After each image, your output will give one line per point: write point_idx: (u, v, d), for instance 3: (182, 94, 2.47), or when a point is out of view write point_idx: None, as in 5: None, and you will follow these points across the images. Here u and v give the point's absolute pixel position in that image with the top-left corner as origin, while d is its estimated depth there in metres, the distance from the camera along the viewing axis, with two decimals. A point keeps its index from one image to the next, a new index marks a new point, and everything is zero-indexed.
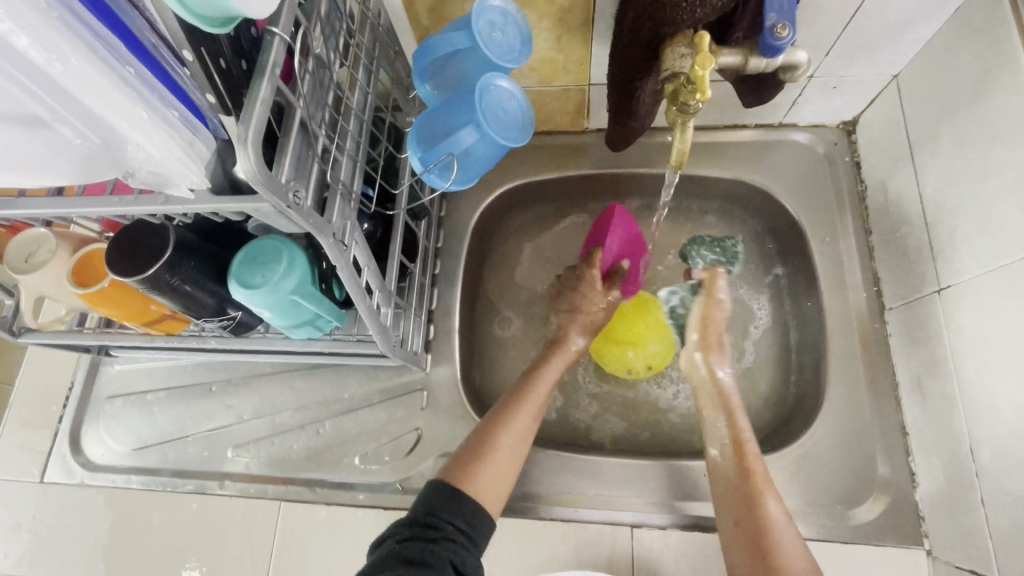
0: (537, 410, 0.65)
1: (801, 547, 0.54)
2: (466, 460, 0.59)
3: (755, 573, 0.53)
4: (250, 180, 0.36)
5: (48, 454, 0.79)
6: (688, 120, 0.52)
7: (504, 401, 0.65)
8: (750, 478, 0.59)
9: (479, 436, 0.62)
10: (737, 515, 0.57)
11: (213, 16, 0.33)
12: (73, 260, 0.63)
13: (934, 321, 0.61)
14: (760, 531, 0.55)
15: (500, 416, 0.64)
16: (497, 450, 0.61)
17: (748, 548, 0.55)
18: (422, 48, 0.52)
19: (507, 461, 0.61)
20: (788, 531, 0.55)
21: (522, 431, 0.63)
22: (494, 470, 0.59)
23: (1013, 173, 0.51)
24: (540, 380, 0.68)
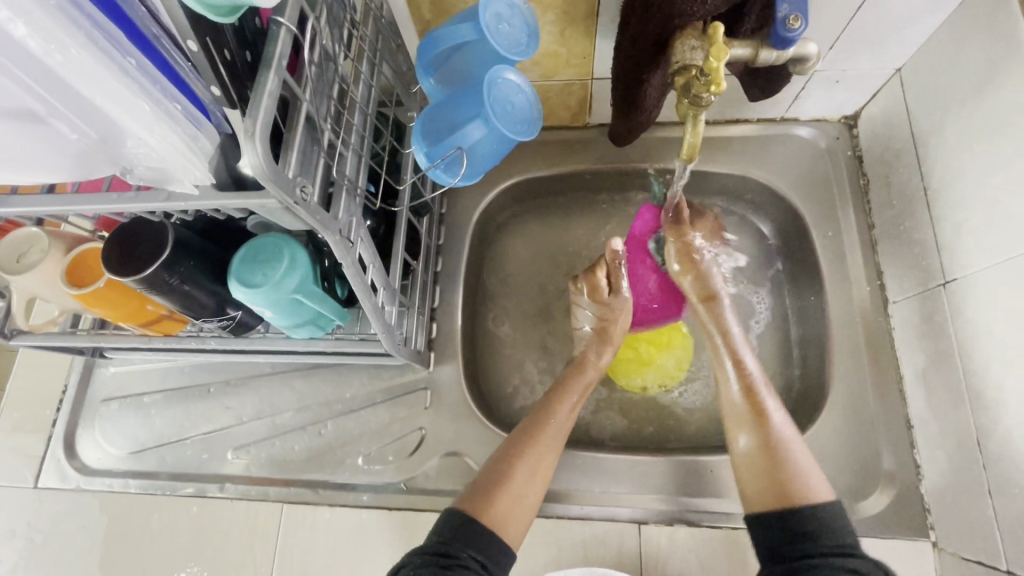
0: (558, 438, 0.64)
1: (815, 468, 0.57)
2: (485, 493, 0.58)
3: (775, 491, 0.56)
4: (257, 175, 0.35)
5: (42, 459, 0.77)
6: (700, 113, 0.52)
7: (524, 426, 0.64)
8: (757, 399, 0.62)
9: (497, 467, 0.61)
10: (751, 435, 0.60)
11: (219, 5, 0.32)
12: (67, 260, 0.61)
13: (939, 314, 0.62)
14: (773, 449, 0.58)
15: (520, 442, 0.63)
16: (517, 481, 0.59)
17: (761, 465, 0.58)
18: (427, 41, 0.51)
19: (527, 492, 0.60)
20: (799, 451, 0.58)
21: (545, 459, 0.62)
22: (514, 501, 0.58)
23: (1020, 165, 0.51)
24: (560, 404, 0.67)
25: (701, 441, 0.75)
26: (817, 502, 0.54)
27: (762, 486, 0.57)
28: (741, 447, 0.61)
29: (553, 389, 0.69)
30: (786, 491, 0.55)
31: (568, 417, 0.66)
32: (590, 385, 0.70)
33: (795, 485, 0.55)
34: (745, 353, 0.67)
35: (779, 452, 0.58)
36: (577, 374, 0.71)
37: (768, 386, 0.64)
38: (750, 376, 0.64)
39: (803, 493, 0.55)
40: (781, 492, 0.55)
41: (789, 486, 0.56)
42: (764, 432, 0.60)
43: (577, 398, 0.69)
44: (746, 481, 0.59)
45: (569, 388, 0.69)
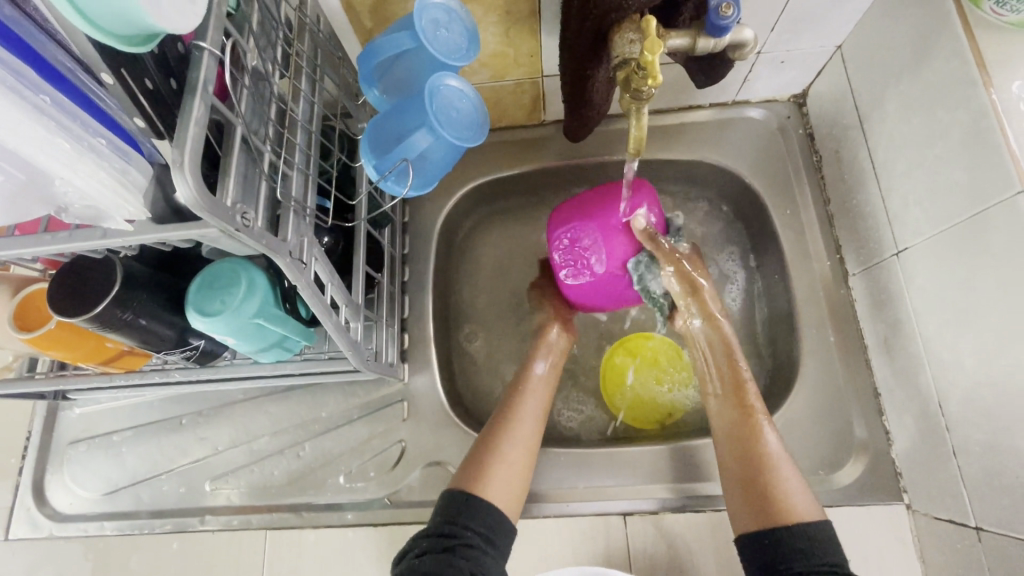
0: (535, 411, 0.67)
1: (800, 478, 0.58)
2: (477, 469, 0.61)
3: (753, 504, 0.57)
4: (192, 205, 0.34)
5: (11, 510, 0.74)
6: (642, 106, 0.52)
7: (505, 403, 0.67)
8: (750, 419, 0.62)
9: (485, 443, 0.63)
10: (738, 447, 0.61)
11: (135, 35, 0.31)
12: (14, 304, 0.59)
13: (894, 282, 0.63)
14: (764, 466, 0.59)
15: (503, 419, 0.65)
16: (503, 453, 0.62)
17: (750, 482, 0.59)
18: (365, 52, 0.50)
19: (516, 466, 0.62)
20: (784, 462, 0.59)
21: (527, 427, 0.65)
22: (505, 473, 0.61)
23: (957, 134, 0.52)
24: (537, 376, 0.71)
25: (681, 426, 0.76)
26: (800, 518, 0.54)
27: (743, 493, 0.58)
28: (729, 462, 0.61)
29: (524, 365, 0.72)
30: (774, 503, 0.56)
31: (543, 385, 0.70)
32: (557, 351, 0.73)
33: (787, 496, 0.56)
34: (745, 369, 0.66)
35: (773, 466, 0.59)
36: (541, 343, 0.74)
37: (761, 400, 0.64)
38: (746, 390, 0.64)
39: (789, 508, 0.55)
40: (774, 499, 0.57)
41: (775, 500, 0.56)
42: (755, 450, 0.60)
43: (547, 369, 0.72)
44: (732, 490, 0.60)
45: (540, 358, 0.72)
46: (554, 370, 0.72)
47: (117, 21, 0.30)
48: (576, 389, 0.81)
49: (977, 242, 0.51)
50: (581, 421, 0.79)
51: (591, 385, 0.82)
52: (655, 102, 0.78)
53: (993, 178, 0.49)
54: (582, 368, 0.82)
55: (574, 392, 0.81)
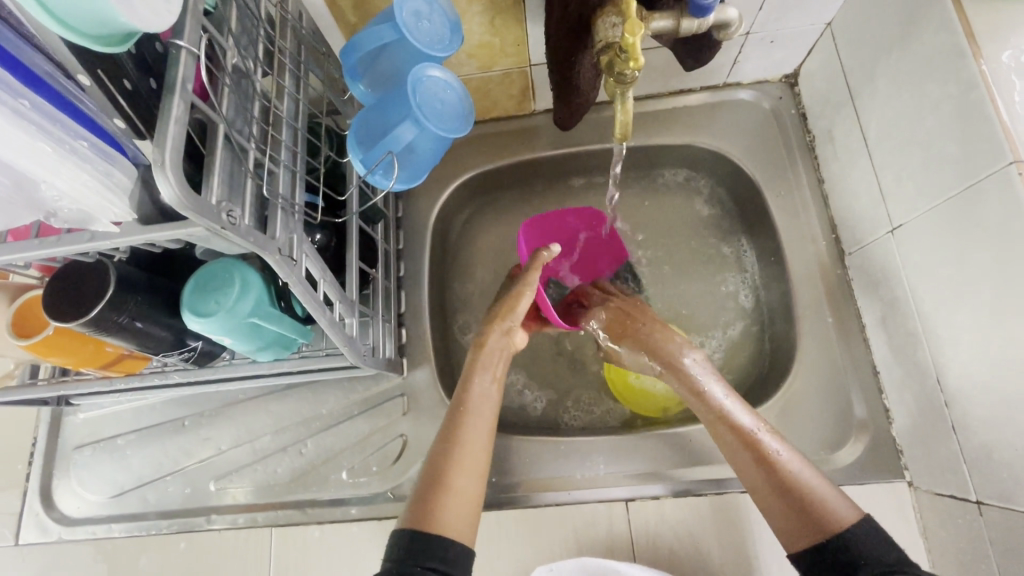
0: (481, 424, 0.61)
1: (826, 484, 0.53)
2: (427, 499, 0.54)
3: (805, 531, 0.51)
4: (175, 204, 0.34)
5: (20, 515, 0.75)
6: (627, 90, 0.51)
7: (447, 422, 0.61)
8: (748, 434, 0.57)
9: (433, 467, 0.57)
10: (756, 474, 0.55)
11: (112, 35, 0.31)
12: (12, 311, 0.59)
13: (890, 260, 0.63)
14: (787, 486, 0.53)
15: (448, 439, 0.59)
16: (454, 478, 0.56)
17: (783, 506, 0.53)
18: (347, 46, 0.49)
19: (471, 486, 0.56)
20: (804, 470, 0.54)
21: (475, 449, 0.59)
22: (459, 498, 0.55)
23: (948, 106, 0.52)
24: (474, 384, 0.64)
25: (681, 412, 0.76)
26: (846, 520, 0.50)
27: (788, 522, 0.52)
28: (759, 493, 0.55)
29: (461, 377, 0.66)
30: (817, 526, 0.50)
31: (487, 393, 0.64)
32: (499, 357, 0.67)
33: (823, 514, 0.51)
34: (710, 380, 0.62)
35: (792, 484, 0.53)
36: (483, 349, 0.67)
37: (748, 410, 0.59)
38: (730, 410, 0.59)
39: (830, 517, 0.50)
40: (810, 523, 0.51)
41: (818, 518, 0.50)
42: (774, 472, 0.54)
43: (490, 377, 0.65)
44: (776, 522, 0.53)
45: (478, 369, 0.65)
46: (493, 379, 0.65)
47: (94, 22, 0.30)
48: (576, 378, 0.81)
49: (971, 216, 0.51)
50: (581, 409, 0.80)
51: (590, 374, 0.82)
52: (645, 87, 0.78)
53: (984, 150, 0.49)
54: (581, 357, 0.83)
55: (574, 381, 0.81)
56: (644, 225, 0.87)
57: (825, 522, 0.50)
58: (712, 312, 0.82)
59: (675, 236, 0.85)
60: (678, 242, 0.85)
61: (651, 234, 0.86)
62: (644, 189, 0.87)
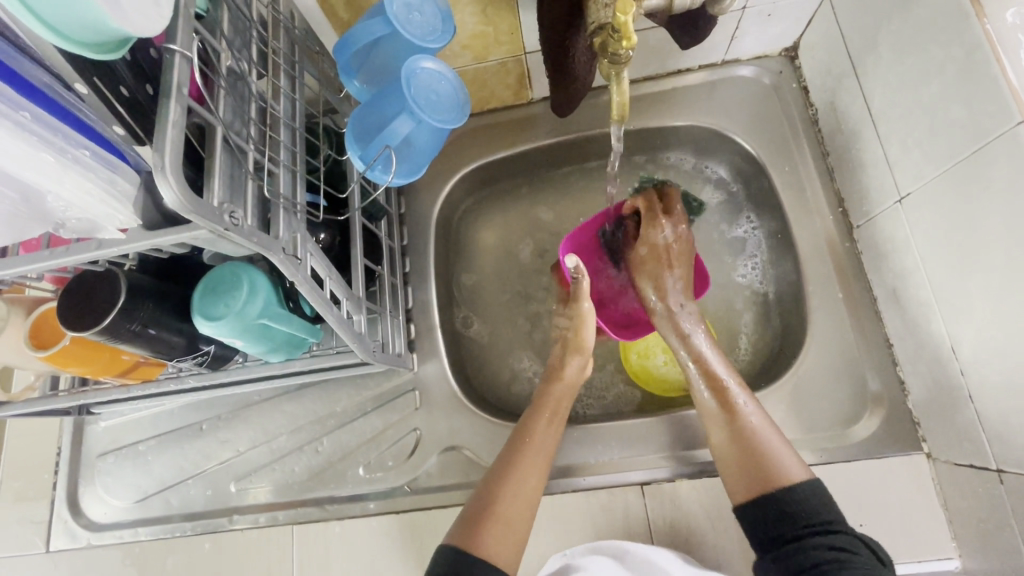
0: (540, 458, 0.62)
1: (784, 441, 0.58)
2: (475, 522, 0.56)
3: (755, 485, 0.56)
4: (178, 207, 0.34)
5: (49, 523, 0.77)
6: (622, 71, 0.51)
7: (505, 454, 0.62)
8: (722, 393, 0.62)
9: (487, 492, 0.59)
10: (721, 428, 0.60)
11: (107, 42, 0.32)
12: (29, 323, 0.61)
13: (898, 231, 0.62)
14: (744, 439, 0.58)
15: (506, 468, 0.60)
16: (504, 506, 0.57)
17: (736, 457, 0.58)
18: (341, 42, 0.49)
19: (518, 515, 0.57)
20: (769, 435, 0.58)
21: (530, 481, 0.60)
22: (506, 527, 0.56)
23: (952, 69, 0.51)
24: (541, 419, 0.65)
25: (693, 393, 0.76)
26: (794, 478, 0.55)
27: (741, 476, 0.57)
28: (718, 443, 0.60)
29: (530, 410, 0.67)
30: (759, 478, 0.56)
31: (550, 433, 0.64)
32: (571, 393, 0.68)
33: (770, 470, 0.56)
34: (692, 331, 0.67)
35: (750, 440, 0.58)
36: (557, 383, 0.69)
37: (725, 369, 0.64)
38: (706, 364, 0.64)
39: (781, 475, 0.55)
40: (753, 476, 0.56)
41: (769, 475, 0.56)
42: (734, 426, 0.59)
43: (554, 414, 0.66)
44: (730, 476, 0.58)
45: (544, 405, 0.66)
46: (557, 416, 0.66)
47: (83, 28, 0.30)
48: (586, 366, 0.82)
49: (980, 180, 0.50)
50: (593, 396, 0.80)
51: (601, 360, 0.82)
52: (643, 69, 0.77)
53: (991, 112, 0.48)
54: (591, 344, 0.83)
55: None
56: None
57: (775, 478, 0.55)
58: (720, 293, 0.81)
59: (680, 218, 0.85)
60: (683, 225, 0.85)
61: None
62: (645, 174, 0.87)
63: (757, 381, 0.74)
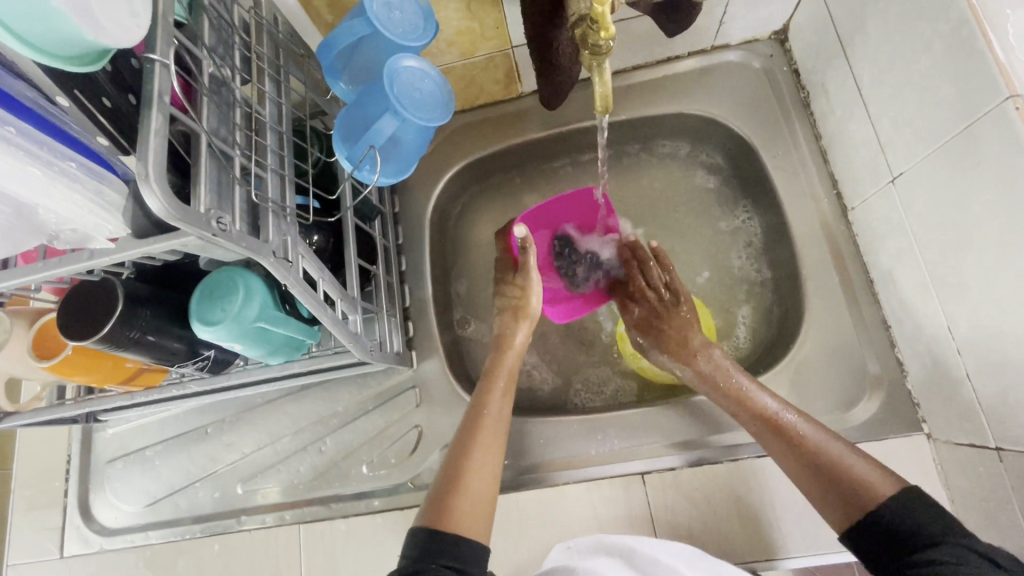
0: (498, 431, 0.63)
1: (855, 451, 0.54)
2: (441, 501, 0.56)
3: (856, 505, 0.51)
4: (164, 215, 0.35)
5: (62, 529, 0.78)
6: (603, 62, 0.50)
7: (463, 426, 0.63)
8: (774, 419, 0.58)
9: (450, 468, 0.59)
10: (793, 461, 0.56)
11: (86, 54, 0.32)
12: (31, 334, 0.62)
13: (892, 211, 0.61)
14: (818, 463, 0.54)
15: (465, 440, 0.61)
16: (469, 479, 0.58)
17: (818, 483, 0.54)
18: (323, 45, 0.50)
19: (484, 486, 0.58)
20: (840, 448, 0.54)
21: (488, 450, 0.60)
22: (472, 503, 0.56)
23: (940, 46, 0.50)
24: (494, 388, 0.66)
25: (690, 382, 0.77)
26: (884, 491, 0.50)
27: (834, 502, 0.52)
28: (798, 476, 0.56)
29: (483, 379, 0.68)
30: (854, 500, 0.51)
31: (502, 402, 0.65)
32: (518, 357, 0.70)
33: (858, 486, 0.51)
34: (730, 370, 0.65)
35: (823, 461, 0.54)
36: (506, 351, 0.70)
37: (772, 398, 0.60)
38: (751, 399, 0.61)
39: (869, 487, 0.51)
40: (842, 502, 0.52)
41: (860, 492, 0.51)
42: (801, 452, 0.56)
43: (506, 382, 0.67)
44: (822, 505, 0.54)
45: (497, 375, 0.67)
46: (510, 384, 0.67)
47: (60, 42, 0.30)
48: (586, 358, 0.82)
49: (971, 156, 0.49)
50: (590, 389, 0.80)
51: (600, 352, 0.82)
52: (632, 58, 0.76)
53: (979, 88, 0.47)
54: (589, 337, 0.83)
55: (583, 361, 0.82)
56: (643, 199, 0.86)
57: (866, 493, 0.51)
58: (717, 281, 0.82)
59: (673, 208, 0.85)
60: (678, 215, 0.85)
61: (650, 208, 0.86)
62: (638, 164, 0.87)
63: (756, 367, 0.74)
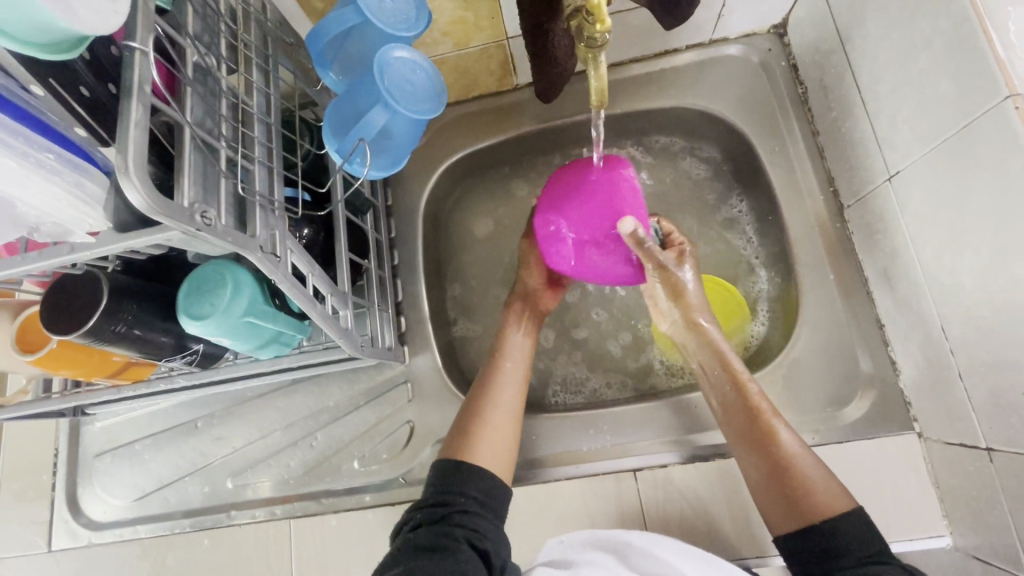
0: (516, 372, 0.67)
1: (822, 467, 0.56)
2: (463, 435, 0.62)
3: (801, 521, 0.54)
4: (145, 209, 0.34)
5: (50, 523, 0.78)
6: (598, 54, 0.49)
7: (479, 377, 0.67)
8: (762, 416, 0.59)
9: (470, 405, 0.64)
10: (758, 456, 0.58)
11: (58, 41, 0.31)
12: (15, 327, 0.60)
13: (888, 209, 0.61)
14: (783, 468, 0.56)
15: (484, 384, 0.66)
16: (490, 414, 0.63)
17: (775, 486, 0.56)
18: (313, 32, 0.48)
19: (504, 423, 0.63)
20: (808, 464, 0.56)
21: (510, 390, 0.65)
22: (493, 437, 0.62)
23: (940, 43, 0.49)
24: (512, 326, 0.71)
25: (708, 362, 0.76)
26: (837, 510, 0.53)
27: (779, 507, 0.55)
28: (755, 470, 0.58)
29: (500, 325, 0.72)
30: (790, 510, 0.54)
31: (521, 342, 0.70)
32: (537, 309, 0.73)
33: (813, 502, 0.54)
34: (729, 353, 0.64)
35: (790, 469, 0.56)
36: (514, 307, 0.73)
37: (764, 396, 0.60)
38: (747, 390, 0.61)
39: (825, 503, 0.53)
40: (793, 506, 0.54)
41: (809, 506, 0.54)
42: (771, 452, 0.57)
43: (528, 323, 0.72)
44: (765, 503, 0.57)
45: (515, 315, 0.72)
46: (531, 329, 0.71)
47: (33, 29, 0.29)
48: (579, 355, 0.81)
49: (968, 156, 0.49)
50: (573, 389, 0.80)
51: (594, 348, 0.81)
52: (628, 50, 0.75)
53: (978, 86, 0.46)
54: (584, 332, 0.82)
55: (577, 357, 0.81)
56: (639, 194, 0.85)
57: (815, 509, 0.54)
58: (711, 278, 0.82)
59: (669, 203, 0.84)
60: (675, 209, 0.84)
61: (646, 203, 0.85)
62: (634, 159, 0.86)
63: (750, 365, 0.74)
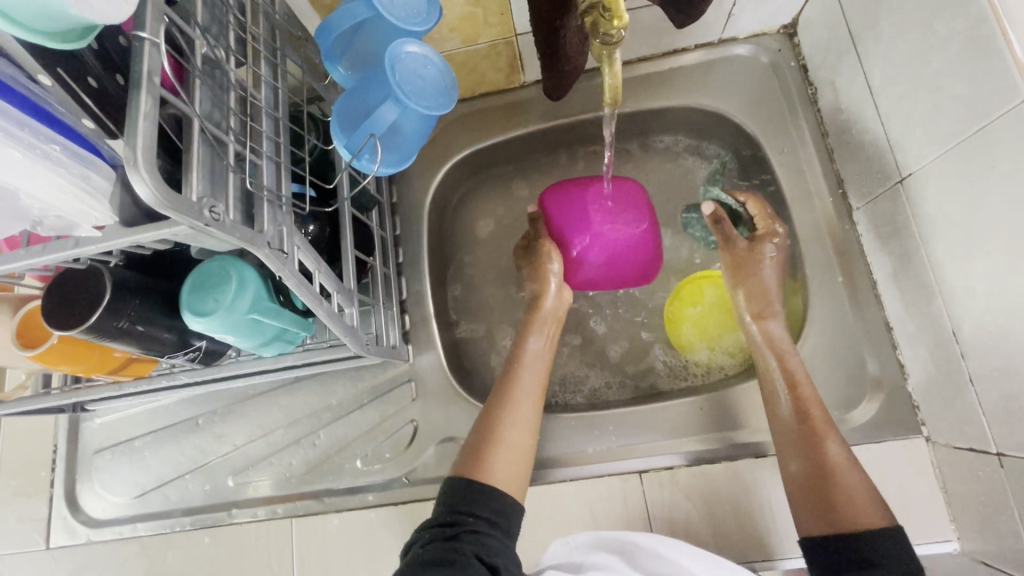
0: (535, 388, 0.66)
1: (862, 478, 0.57)
2: (476, 452, 0.61)
3: (831, 528, 0.55)
4: (153, 202, 0.33)
5: (49, 520, 0.77)
6: (613, 52, 0.49)
7: (498, 388, 0.66)
8: (811, 419, 0.60)
9: (486, 423, 0.63)
10: (802, 458, 0.59)
11: (68, 30, 0.30)
12: (15, 322, 0.59)
13: (899, 211, 0.61)
14: (824, 474, 0.57)
15: (502, 398, 0.65)
16: (505, 430, 0.62)
17: (810, 493, 0.57)
18: (322, 28, 0.48)
19: (518, 442, 0.62)
20: (849, 474, 0.56)
21: (527, 409, 0.64)
22: (506, 453, 0.61)
23: (956, 44, 0.49)
24: (530, 337, 0.70)
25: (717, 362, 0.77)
26: (868, 523, 0.53)
27: (811, 512, 0.57)
28: (795, 472, 0.59)
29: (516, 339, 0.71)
30: (834, 519, 0.55)
31: (538, 353, 0.69)
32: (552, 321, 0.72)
33: (848, 511, 0.54)
34: (789, 351, 0.65)
35: (831, 476, 0.56)
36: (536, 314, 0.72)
37: (819, 403, 0.61)
38: (802, 391, 0.62)
39: (857, 514, 0.54)
40: (825, 513, 0.55)
41: (840, 514, 0.55)
42: (815, 456, 0.58)
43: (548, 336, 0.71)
44: (797, 506, 0.58)
45: (534, 326, 0.71)
46: (550, 343, 0.70)
47: (42, 18, 0.29)
48: (584, 355, 0.81)
49: (983, 159, 0.48)
50: (578, 389, 0.79)
51: (599, 348, 0.81)
52: (637, 49, 0.74)
53: (994, 89, 0.46)
54: (589, 332, 0.82)
55: (582, 357, 0.81)
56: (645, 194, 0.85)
57: (846, 518, 0.54)
58: None
59: (676, 204, 0.84)
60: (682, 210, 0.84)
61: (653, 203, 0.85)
62: (641, 159, 0.85)
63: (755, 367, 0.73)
